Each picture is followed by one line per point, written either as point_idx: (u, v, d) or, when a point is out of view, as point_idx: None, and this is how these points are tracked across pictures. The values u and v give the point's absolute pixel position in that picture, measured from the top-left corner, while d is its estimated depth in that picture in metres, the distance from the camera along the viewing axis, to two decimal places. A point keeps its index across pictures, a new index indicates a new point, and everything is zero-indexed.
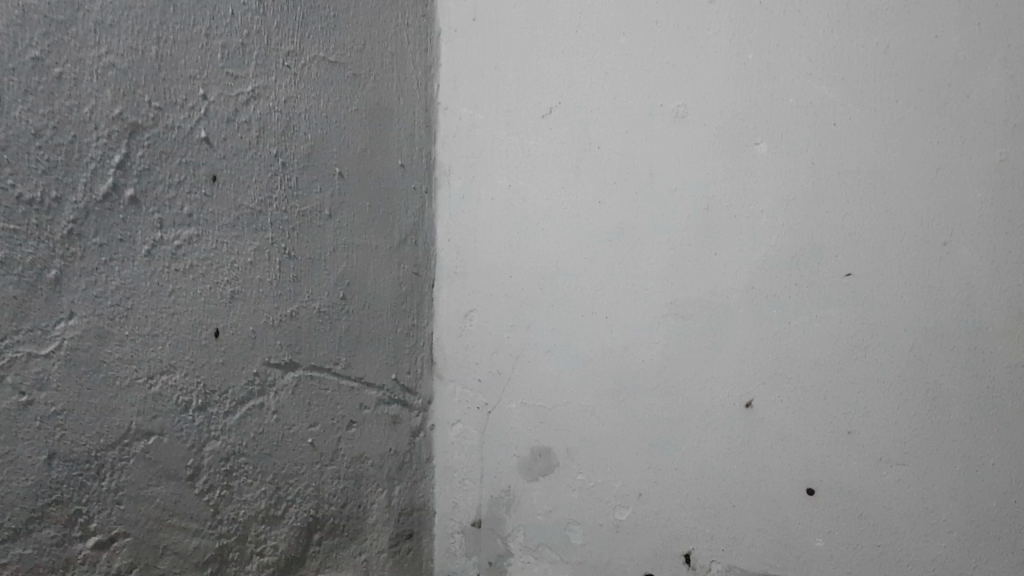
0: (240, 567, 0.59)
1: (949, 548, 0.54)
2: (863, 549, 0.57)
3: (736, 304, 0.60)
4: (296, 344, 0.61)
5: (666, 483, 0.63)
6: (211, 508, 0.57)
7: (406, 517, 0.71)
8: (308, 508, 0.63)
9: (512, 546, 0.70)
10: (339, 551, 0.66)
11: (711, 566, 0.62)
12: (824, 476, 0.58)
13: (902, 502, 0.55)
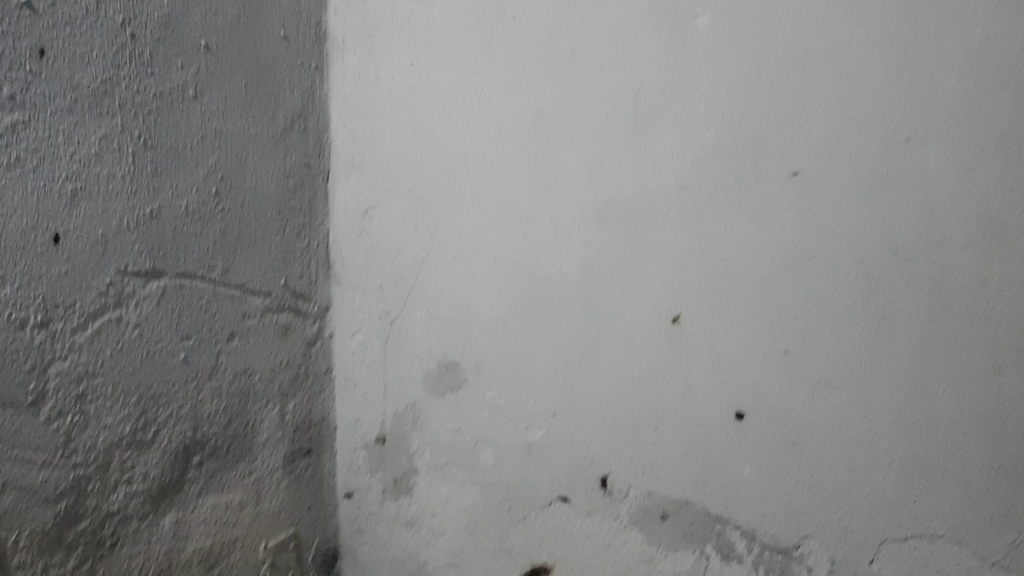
0: (103, 500, 0.52)
1: (889, 481, 0.49)
2: (795, 479, 0.52)
3: (665, 207, 0.53)
4: (159, 249, 0.52)
5: (582, 402, 0.58)
6: (62, 437, 0.49)
7: (303, 432, 0.65)
8: (184, 431, 0.56)
9: (419, 464, 0.65)
10: (224, 474, 0.60)
11: (628, 492, 0.58)
12: (755, 399, 0.52)
13: (840, 432, 0.50)
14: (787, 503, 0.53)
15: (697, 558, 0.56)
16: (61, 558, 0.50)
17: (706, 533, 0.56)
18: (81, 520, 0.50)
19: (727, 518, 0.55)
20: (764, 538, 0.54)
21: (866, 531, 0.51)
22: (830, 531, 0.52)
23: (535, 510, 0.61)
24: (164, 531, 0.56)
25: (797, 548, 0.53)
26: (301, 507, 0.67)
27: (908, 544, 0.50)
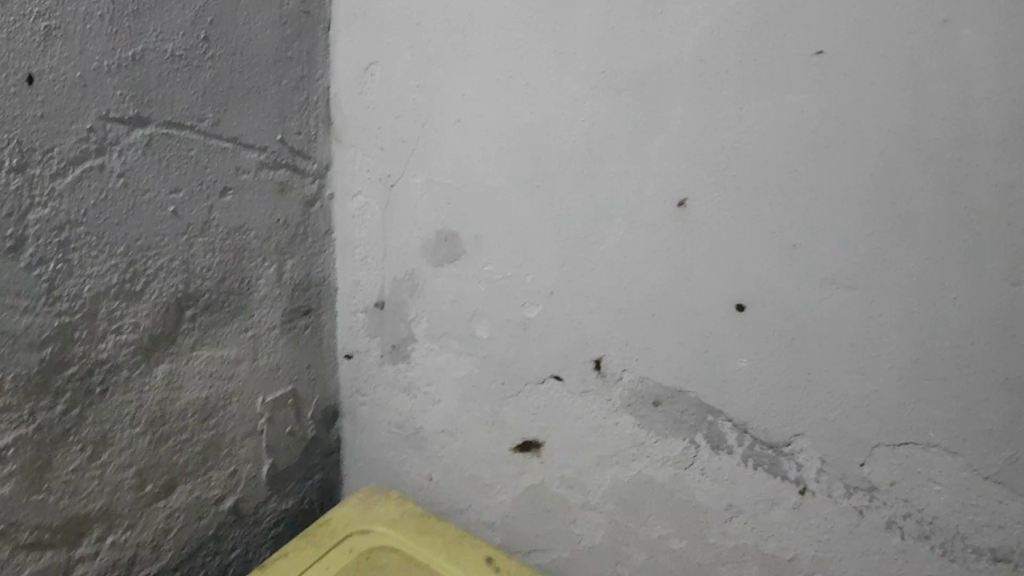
0: (90, 348, 0.52)
1: (888, 386, 0.47)
2: (790, 376, 0.50)
3: (679, 80, 0.49)
4: (145, 96, 0.50)
5: (579, 283, 0.56)
6: (44, 285, 0.48)
7: (301, 293, 0.66)
8: (176, 284, 0.56)
9: (416, 332, 0.66)
10: (218, 329, 0.60)
11: (621, 376, 0.57)
12: (757, 292, 0.50)
13: (841, 332, 0.48)
14: (781, 399, 0.51)
15: (687, 445, 0.56)
16: (48, 402, 0.51)
17: (697, 423, 0.55)
18: (68, 366, 0.51)
19: (720, 409, 0.54)
20: (755, 432, 0.53)
21: (860, 433, 0.49)
22: (823, 431, 0.50)
23: (529, 386, 0.61)
24: (156, 381, 0.57)
25: (788, 445, 0.52)
26: (300, 366, 0.69)
27: (902, 452, 0.48)
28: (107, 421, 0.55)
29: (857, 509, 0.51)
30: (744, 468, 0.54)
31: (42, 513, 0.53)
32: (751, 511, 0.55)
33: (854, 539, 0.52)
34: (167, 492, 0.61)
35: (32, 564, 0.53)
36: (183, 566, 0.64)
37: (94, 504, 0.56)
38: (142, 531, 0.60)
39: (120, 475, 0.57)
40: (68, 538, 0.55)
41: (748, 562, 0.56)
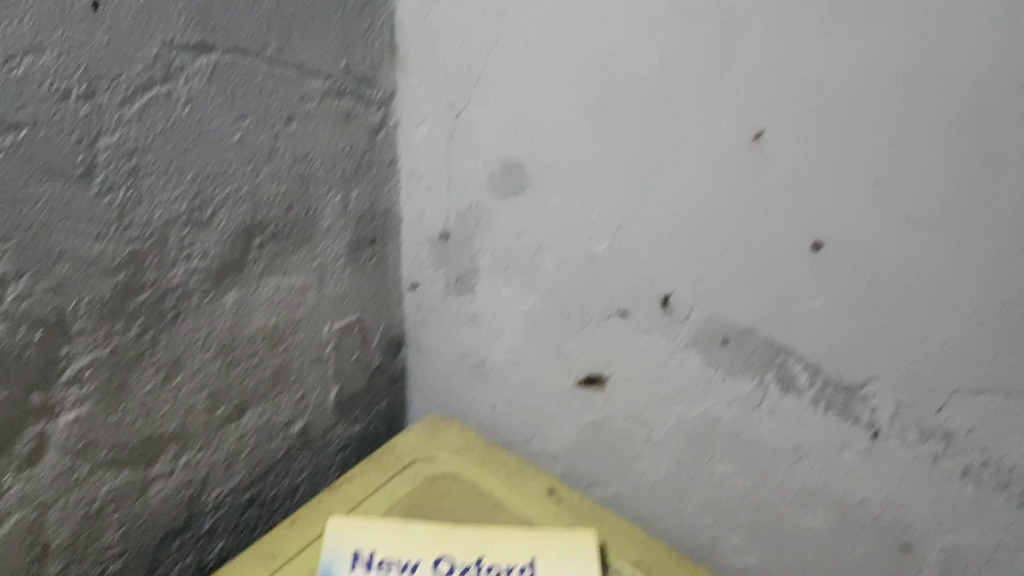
0: (162, 274, 0.53)
1: (970, 332, 0.45)
2: (867, 318, 0.48)
3: (760, 5, 0.45)
4: (209, 22, 0.50)
5: (649, 218, 0.54)
6: (115, 212, 0.49)
7: (367, 222, 0.66)
8: (243, 212, 0.56)
9: (481, 265, 0.65)
10: (286, 258, 0.61)
11: (690, 314, 0.55)
12: (835, 229, 0.48)
13: (922, 274, 0.45)
14: (857, 342, 0.49)
15: (756, 385, 0.55)
16: (123, 325, 0.52)
17: (767, 363, 0.54)
18: (140, 292, 0.52)
19: (791, 350, 0.52)
20: (827, 374, 0.51)
21: (937, 379, 0.47)
22: (899, 375, 0.49)
23: (593, 322, 0.60)
24: (226, 307, 0.58)
25: (862, 388, 0.50)
26: (367, 295, 0.69)
27: (982, 400, 0.46)
28: (180, 345, 0.56)
29: (931, 456, 0.49)
30: (814, 410, 0.53)
31: (119, 433, 0.55)
32: (821, 453, 0.54)
33: (927, 486, 0.50)
34: (239, 415, 0.63)
35: (110, 481, 0.56)
36: (254, 485, 0.66)
37: (168, 426, 0.58)
38: (215, 451, 0.62)
39: (193, 398, 0.59)
40: (145, 456, 0.57)
41: (815, 503, 0.55)
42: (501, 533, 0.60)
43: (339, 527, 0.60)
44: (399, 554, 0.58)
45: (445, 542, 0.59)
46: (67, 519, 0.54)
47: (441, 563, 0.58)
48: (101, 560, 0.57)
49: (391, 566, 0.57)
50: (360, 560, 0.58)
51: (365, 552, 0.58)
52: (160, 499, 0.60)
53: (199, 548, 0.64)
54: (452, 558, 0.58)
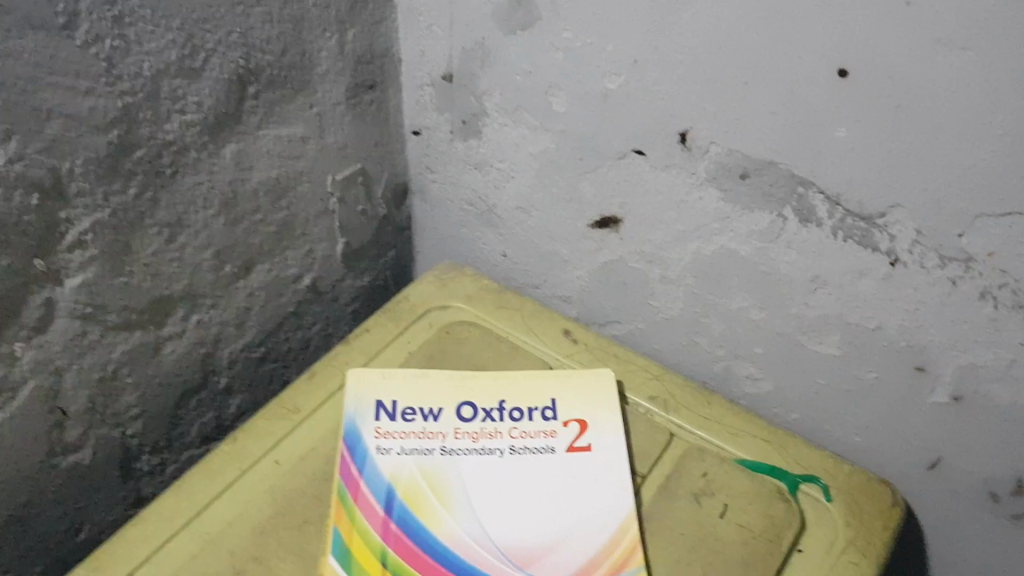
0: (157, 129, 0.50)
1: (1000, 153, 0.44)
2: (894, 146, 0.48)
3: None
4: None
5: (667, 51, 0.52)
6: (103, 64, 0.46)
7: (365, 65, 0.63)
8: (236, 59, 0.53)
9: (488, 107, 0.63)
10: (283, 106, 0.58)
11: (709, 149, 0.54)
12: (865, 55, 0.46)
13: (956, 97, 0.44)
14: (882, 169, 0.49)
15: (775, 219, 0.54)
16: (121, 185, 0.50)
17: (787, 195, 0.53)
18: (137, 148, 0.50)
19: (812, 182, 0.52)
20: (848, 205, 0.51)
21: (962, 204, 0.47)
22: (923, 202, 0.48)
23: (608, 161, 0.59)
24: (225, 161, 0.56)
25: (883, 217, 0.50)
26: (368, 144, 0.67)
27: (1007, 222, 0.46)
28: (181, 203, 0.54)
29: (951, 280, 0.50)
30: (833, 241, 0.53)
31: (127, 295, 0.54)
32: (839, 283, 0.54)
33: (944, 309, 0.51)
34: (246, 272, 0.61)
35: (123, 344, 0.55)
36: (267, 341, 0.66)
37: (176, 286, 0.57)
38: (226, 309, 0.61)
39: (199, 257, 0.57)
40: (155, 318, 0.56)
41: (831, 332, 0.57)
42: (521, 377, 0.62)
43: (360, 381, 0.60)
44: (421, 402, 0.59)
45: (465, 388, 0.61)
46: (82, 385, 0.53)
47: (464, 408, 0.59)
48: (121, 422, 0.57)
49: (414, 415, 0.58)
50: (382, 410, 0.59)
51: (387, 402, 0.59)
52: (174, 360, 0.59)
53: (217, 405, 0.65)
54: (474, 403, 0.60)
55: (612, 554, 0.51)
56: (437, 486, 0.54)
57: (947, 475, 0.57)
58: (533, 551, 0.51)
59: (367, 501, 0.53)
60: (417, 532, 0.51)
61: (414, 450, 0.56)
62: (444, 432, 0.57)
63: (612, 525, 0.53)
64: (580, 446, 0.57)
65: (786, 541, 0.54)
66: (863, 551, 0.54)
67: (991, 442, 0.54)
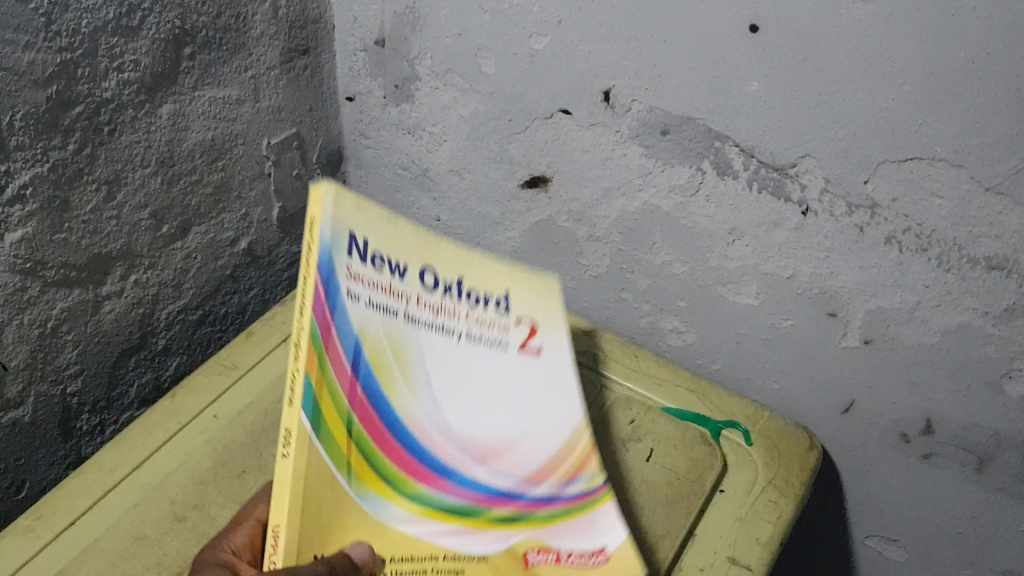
0: (96, 86, 0.51)
1: (899, 100, 0.47)
2: (802, 98, 0.50)
3: None
4: None
5: (589, 11, 0.54)
6: (42, 20, 0.46)
7: (299, 30, 0.65)
8: (172, 19, 0.54)
9: (419, 71, 0.65)
10: (218, 68, 0.59)
11: (632, 107, 0.57)
12: (772, 11, 0.48)
13: (854, 49, 0.47)
14: (792, 120, 0.51)
15: (694, 173, 0.57)
16: (60, 141, 0.51)
17: (705, 150, 0.56)
18: (75, 105, 0.50)
19: (727, 136, 0.54)
20: (761, 157, 0.54)
21: (865, 151, 0.50)
22: (830, 150, 0.51)
23: (537, 121, 0.62)
24: (162, 121, 0.57)
25: (794, 167, 0.53)
26: (303, 108, 0.68)
27: (906, 167, 0.49)
28: (119, 160, 0.55)
29: (858, 227, 0.53)
30: (749, 192, 0.56)
31: (66, 252, 0.54)
32: (754, 234, 0.57)
33: (853, 255, 0.54)
34: (184, 234, 0.63)
35: (62, 301, 0.56)
36: (204, 303, 0.68)
37: (114, 245, 0.58)
38: (163, 270, 0.62)
39: (136, 216, 0.58)
40: (94, 276, 0.57)
41: (748, 282, 0.60)
42: (478, 253, 0.51)
43: (338, 207, 0.42)
44: (394, 252, 0.46)
45: (426, 254, 0.47)
46: (22, 340, 0.54)
47: (426, 275, 0.47)
48: (61, 379, 0.58)
49: (385, 263, 0.45)
50: (354, 245, 0.43)
51: (359, 240, 0.44)
52: (113, 318, 0.60)
53: (155, 366, 0.66)
54: (434, 272, 0.48)
55: (570, 454, 0.51)
56: (398, 353, 0.46)
57: (862, 417, 0.61)
58: (490, 450, 0.50)
59: (338, 352, 0.42)
60: (380, 406, 0.45)
61: (380, 305, 0.45)
62: (410, 298, 0.47)
63: (569, 429, 0.52)
64: (529, 349, 0.53)
65: (708, 483, 0.57)
66: (781, 491, 0.57)
67: (898, 382, 0.57)
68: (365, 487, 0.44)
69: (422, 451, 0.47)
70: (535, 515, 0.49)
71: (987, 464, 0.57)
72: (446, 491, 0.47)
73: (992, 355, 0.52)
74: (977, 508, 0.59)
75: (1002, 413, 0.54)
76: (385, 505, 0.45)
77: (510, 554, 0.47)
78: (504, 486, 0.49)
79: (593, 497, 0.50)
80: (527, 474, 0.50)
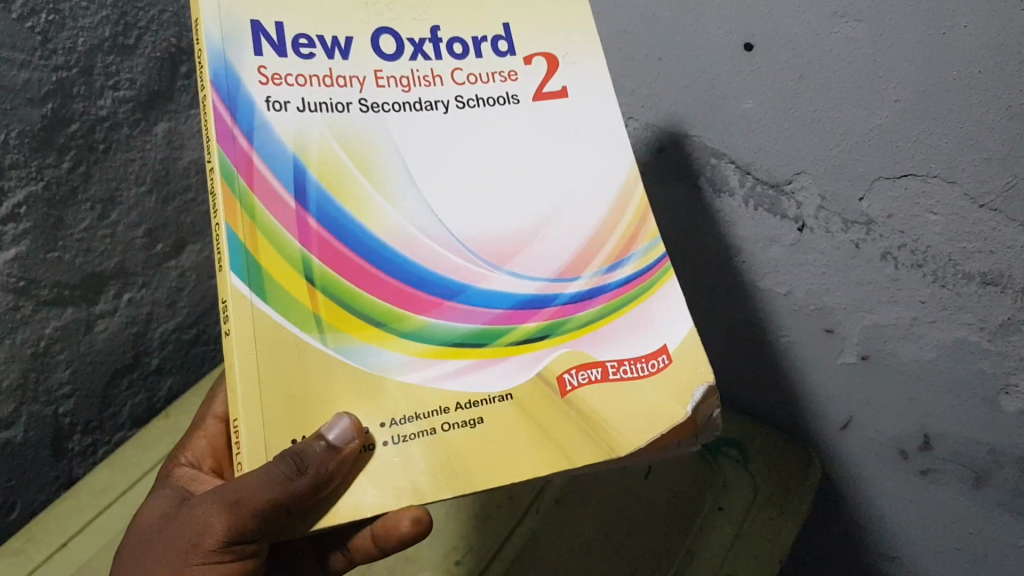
0: (91, 104, 0.51)
1: (892, 117, 0.46)
2: (797, 115, 0.50)
3: None
4: None
5: None
6: (38, 38, 0.47)
7: None
8: (169, 37, 0.55)
9: None
10: None
11: (627, 124, 0.59)
12: (766, 30, 0.48)
13: (846, 69, 0.46)
14: (785, 137, 0.51)
15: (690, 189, 0.58)
16: (55, 159, 0.50)
17: (701, 165, 0.56)
18: (71, 123, 0.50)
19: (723, 152, 0.55)
20: (758, 174, 0.54)
21: (860, 168, 0.49)
22: (825, 166, 0.51)
23: None
24: (158, 139, 0.57)
25: (790, 183, 0.53)
26: None
27: (901, 184, 0.48)
28: (113, 178, 0.55)
29: (854, 243, 0.53)
30: (744, 209, 0.56)
31: (60, 271, 0.54)
32: (751, 251, 0.58)
33: (849, 272, 0.54)
34: (179, 252, 0.63)
35: (55, 320, 0.55)
36: (198, 322, 0.68)
37: (108, 263, 0.57)
38: (157, 288, 0.62)
39: (131, 234, 0.58)
40: (87, 294, 0.57)
41: (745, 296, 0.60)
42: None
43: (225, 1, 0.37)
44: (321, 31, 0.38)
45: (378, 12, 0.39)
46: (15, 359, 0.54)
47: (382, 40, 0.39)
48: (53, 400, 0.58)
49: (315, 47, 0.38)
50: (262, 35, 0.37)
51: (271, 30, 0.37)
52: (106, 338, 0.60)
53: (148, 386, 0.65)
54: (395, 34, 0.39)
55: (616, 233, 0.39)
56: (360, 158, 0.38)
57: (859, 434, 0.61)
58: (508, 244, 0.38)
59: (268, 185, 0.36)
60: (338, 221, 0.37)
61: (320, 103, 0.37)
62: (360, 78, 0.38)
63: (615, 178, 0.40)
64: (550, 92, 0.41)
65: (707, 501, 0.57)
66: (780, 507, 0.57)
67: (895, 398, 0.57)
68: (343, 334, 0.35)
69: (410, 277, 0.37)
70: (576, 320, 0.38)
71: (985, 479, 0.57)
72: (455, 314, 0.36)
73: (989, 370, 0.52)
74: (976, 524, 0.59)
75: (999, 429, 0.54)
76: (378, 353, 0.35)
77: (539, 382, 0.36)
78: (529, 291, 0.38)
79: (649, 278, 0.39)
80: (562, 269, 0.38)
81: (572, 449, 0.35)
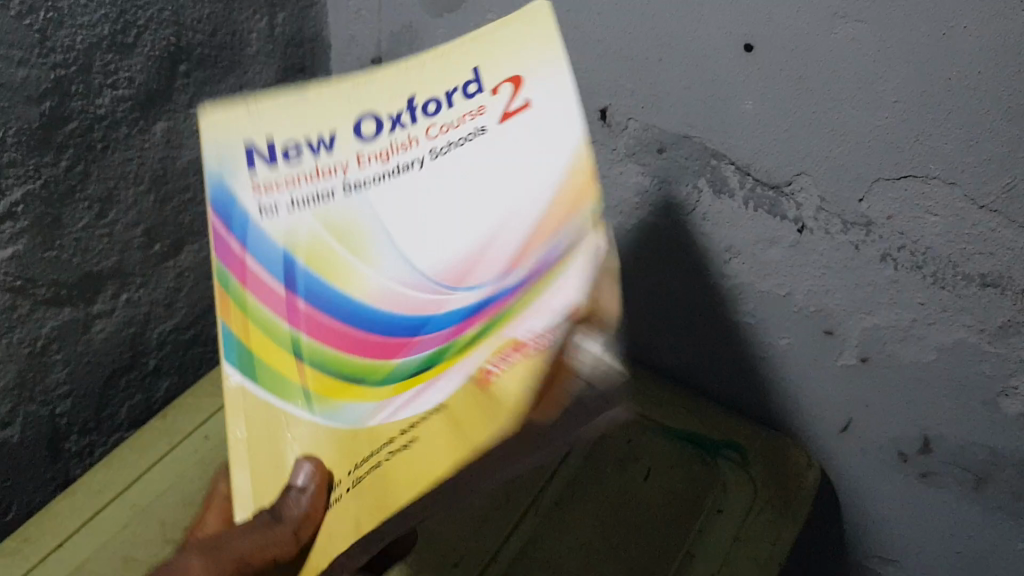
0: (89, 102, 0.51)
1: (893, 117, 0.46)
2: (797, 116, 0.50)
3: None
4: None
5: (585, 30, 0.56)
6: (36, 36, 0.46)
7: (295, 48, 0.65)
8: (168, 37, 0.54)
9: None
10: (212, 85, 0.59)
11: (627, 124, 0.58)
12: (768, 29, 0.48)
13: (846, 69, 0.46)
14: (786, 138, 0.51)
15: (691, 190, 0.58)
16: (52, 157, 0.50)
17: (701, 167, 0.56)
18: (69, 121, 0.50)
19: (723, 154, 0.55)
20: (758, 175, 0.54)
21: (860, 169, 0.49)
22: (825, 167, 0.51)
23: None
24: (156, 138, 0.57)
25: (790, 185, 0.53)
26: None
27: (901, 185, 0.48)
28: (112, 178, 0.55)
29: (854, 244, 0.53)
30: (745, 210, 0.56)
31: (58, 270, 0.54)
32: (750, 252, 0.58)
33: (849, 273, 0.54)
34: (176, 252, 0.63)
35: (52, 320, 0.55)
36: (196, 323, 0.68)
37: (105, 263, 0.57)
38: (155, 289, 0.62)
39: (129, 234, 0.58)
40: (85, 294, 0.57)
41: (745, 299, 0.60)
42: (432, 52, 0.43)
43: (217, 125, 0.45)
44: (309, 129, 0.44)
45: (359, 102, 0.43)
46: (11, 358, 0.53)
47: (365, 124, 0.43)
48: (50, 400, 0.57)
49: (301, 148, 0.44)
50: (255, 153, 0.44)
51: (261, 146, 0.44)
52: (104, 338, 0.60)
53: (146, 387, 0.65)
54: (377, 116, 0.43)
55: (561, 208, 0.37)
56: (343, 233, 0.43)
57: (858, 436, 0.61)
58: (460, 269, 0.40)
59: (267, 292, 0.44)
60: (338, 307, 0.42)
61: (308, 198, 0.43)
62: (342, 165, 0.43)
63: (564, 159, 0.38)
64: (516, 108, 0.40)
65: (707, 502, 0.58)
66: (780, 511, 0.57)
67: (894, 401, 0.57)
68: (327, 404, 0.40)
69: (379, 324, 0.41)
70: (508, 311, 0.36)
71: (984, 483, 0.57)
72: (415, 348, 0.39)
73: (988, 373, 0.52)
74: (976, 527, 0.59)
75: (998, 432, 0.54)
76: (354, 408, 0.38)
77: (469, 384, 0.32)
78: (475, 300, 0.38)
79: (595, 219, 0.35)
80: (507, 267, 0.38)
81: (473, 429, 0.29)
